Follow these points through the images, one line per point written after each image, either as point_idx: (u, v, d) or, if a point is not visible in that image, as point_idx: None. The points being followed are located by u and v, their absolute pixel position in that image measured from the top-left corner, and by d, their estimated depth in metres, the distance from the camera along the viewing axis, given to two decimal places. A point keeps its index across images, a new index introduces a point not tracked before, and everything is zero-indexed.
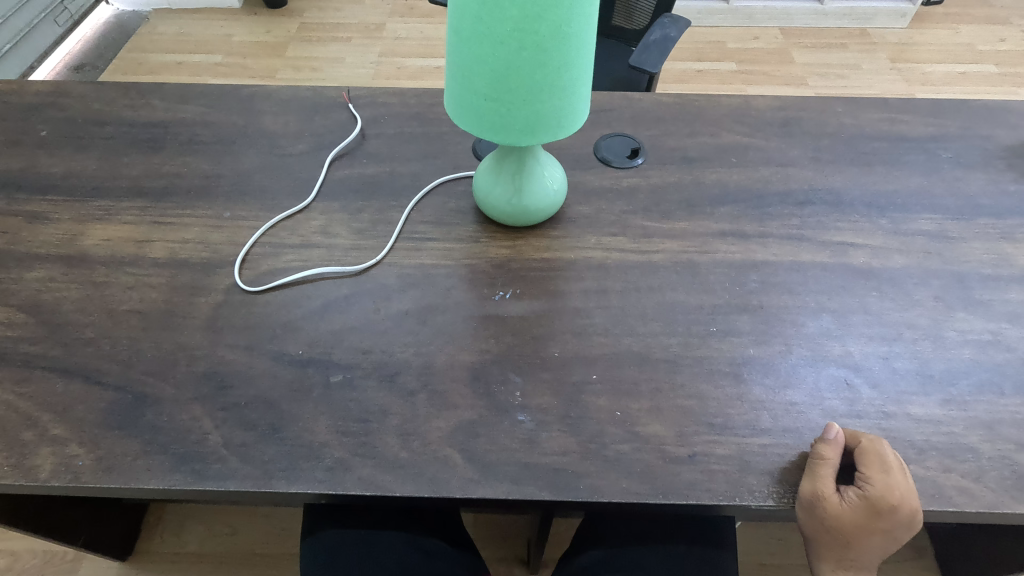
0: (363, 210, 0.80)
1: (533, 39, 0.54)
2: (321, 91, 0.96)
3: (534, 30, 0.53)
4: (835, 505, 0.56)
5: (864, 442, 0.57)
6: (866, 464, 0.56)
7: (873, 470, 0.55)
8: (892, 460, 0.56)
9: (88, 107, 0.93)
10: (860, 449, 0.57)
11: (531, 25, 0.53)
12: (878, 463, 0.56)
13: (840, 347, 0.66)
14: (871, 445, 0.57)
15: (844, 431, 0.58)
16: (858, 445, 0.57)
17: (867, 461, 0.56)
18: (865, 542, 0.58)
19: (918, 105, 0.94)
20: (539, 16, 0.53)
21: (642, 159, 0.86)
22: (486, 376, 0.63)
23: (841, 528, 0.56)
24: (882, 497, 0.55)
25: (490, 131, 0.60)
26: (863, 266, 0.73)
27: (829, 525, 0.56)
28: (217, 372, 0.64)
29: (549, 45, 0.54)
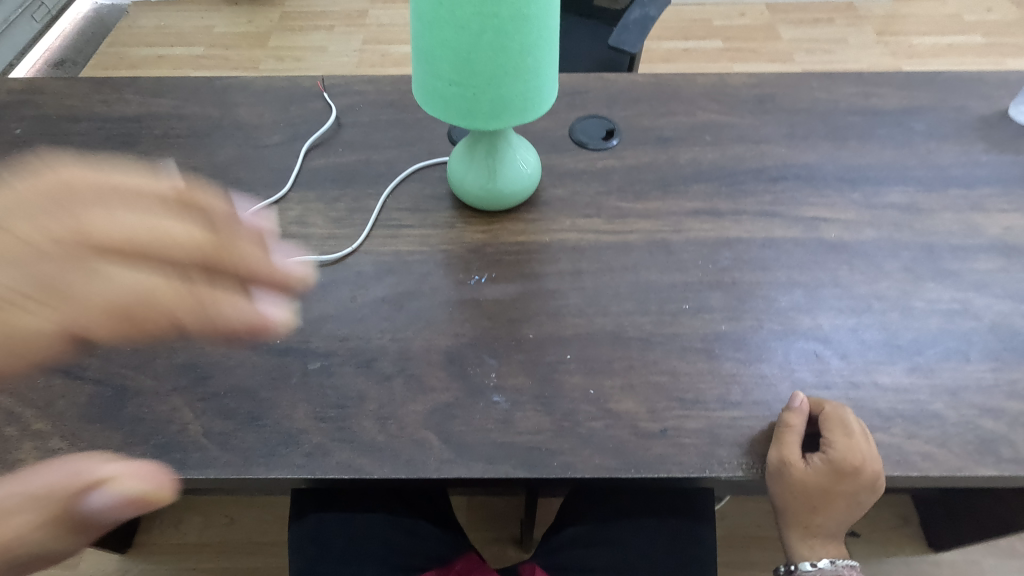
0: (339, 198, 0.80)
1: (493, 23, 0.54)
2: (295, 80, 0.96)
3: (494, 13, 0.53)
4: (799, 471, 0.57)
5: (829, 409, 0.59)
6: (830, 430, 0.57)
7: (835, 435, 0.57)
8: (855, 426, 0.58)
9: (61, 102, 0.93)
10: (824, 416, 0.58)
11: (490, 9, 0.53)
12: (841, 428, 0.57)
13: (810, 320, 0.67)
14: (835, 412, 0.58)
15: (809, 400, 0.60)
16: (822, 412, 0.59)
17: (830, 426, 0.58)
18: (830, 505, 0.60)
19: (893, 78, 0.94)
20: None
21: (617, 140, 0.86)
22: (461, 359, 0.64)
23: (805, 492, 0.59)
24: (844, 461, 0.56)
25: (457, 116, 0.60)
26: (835, 240, 0.74)
27: (794, 489, 0.58)
28: (196, 363, 0.64)
29: (511, 28, 0.54)
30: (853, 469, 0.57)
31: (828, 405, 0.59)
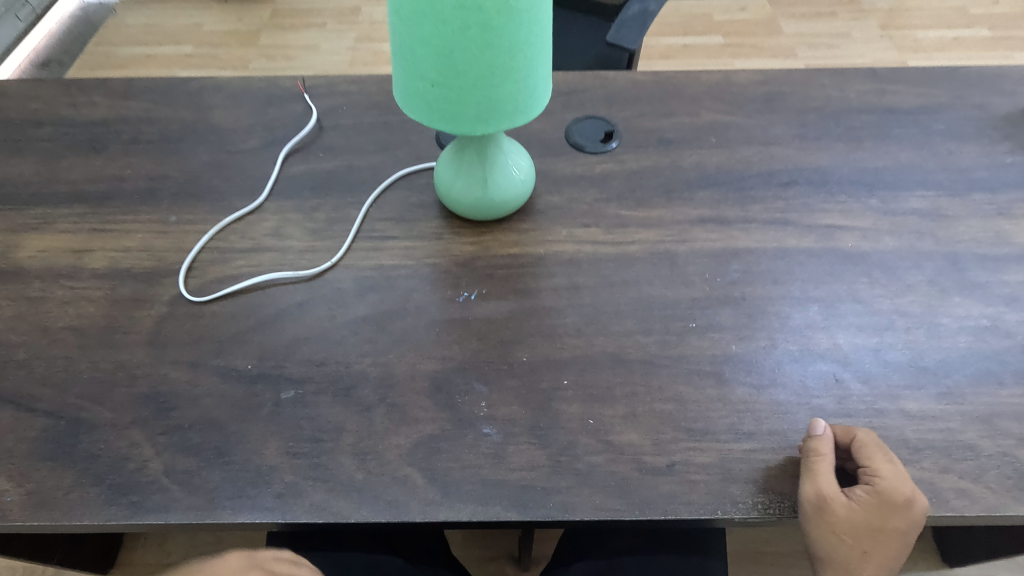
0: (319, 208, 0.74)
1: (478, 17, 0.48)
2: (274, 80, 0.90)
3: (479, 7, 0.48)
4: (841, 506, 0.51)
5: (860, 435, 0.53)
6: (869, 457, 0.52)
7: (877, 462, 0.52)
8: (890, 450, 0.53)
9: (24, 106, 0.87)
10: (858, 443, 0.53)
11: (474, 1, 0.47)
12: (881, 454, 0.52)
13: (828, 339, 0.61)
14: (867, 438, 0.53)
15: (835, 428, 0.54)
16: (854, 440, 0.53)
17: (867, 453, 0.52)
18: (882, 551, 0.52)
19: (909, 74, 0.88)
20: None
21: (616, 143, 0.80)
22: (449, 386, 0.59)
23: (853, 533, 0.52)
24: (890, 491, 0.51)
25: (440, 120, 0.55)
26: (853, 250, 0.68)
27: (840, 531, 0.52)
28: (159, 392, 0.59)
29: (498, 23, 0.49)
30: (902, 501, 0.51)
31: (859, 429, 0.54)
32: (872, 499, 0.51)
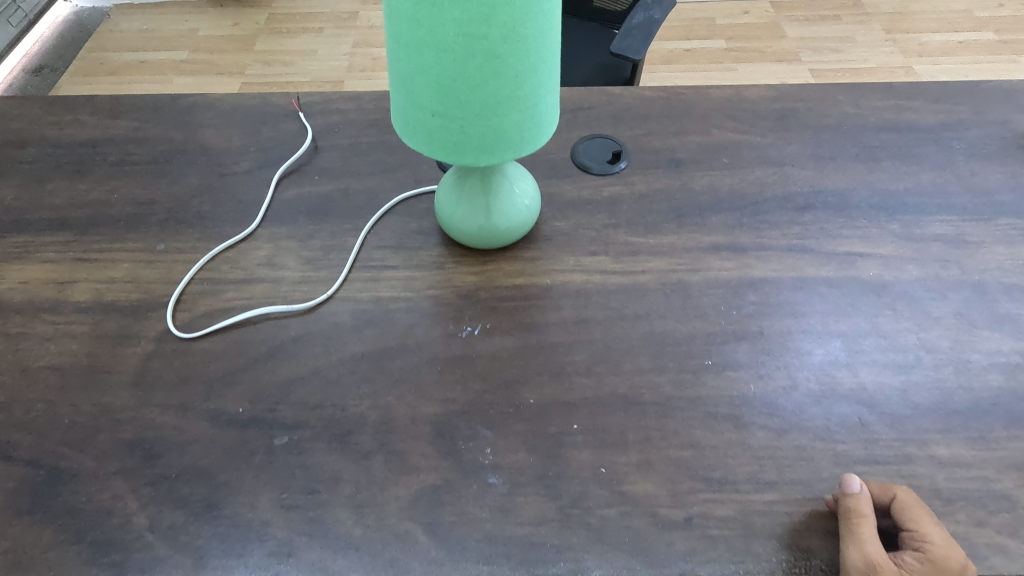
0: (314, 235, 0.71)
1: (482, 45, 0.45)
2: (268, 97, 0.87)
3: (483, 34, 0.44)
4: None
5: (899, 493, 0.50)
6: (914, 519, 0.49)
7: (924, 525, 0.49)
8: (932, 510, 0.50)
9: (7, 125, 0.83)
10: (898, 503, 0.50)
11: (478, 30, 0.44)
12: (925, 516, 0.49)
13: (851, 378, 0.58)
14: (908, 496, 0.50)
15: (874, 486, 0.51)
16: (894, 499, 0.50)
17: (912, 515, 0.49)
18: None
19: (926, 89, 0.85)
20: (487, 17, 0.43)
21: (624, 164, 0.77)
22: (452, 432, 0.56)
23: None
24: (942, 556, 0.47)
25: (441, 150, 0.51)
26: (875, 280, 0.65)
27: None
28: (145, 438, 0.56)
29: (503, 51, 0.45)
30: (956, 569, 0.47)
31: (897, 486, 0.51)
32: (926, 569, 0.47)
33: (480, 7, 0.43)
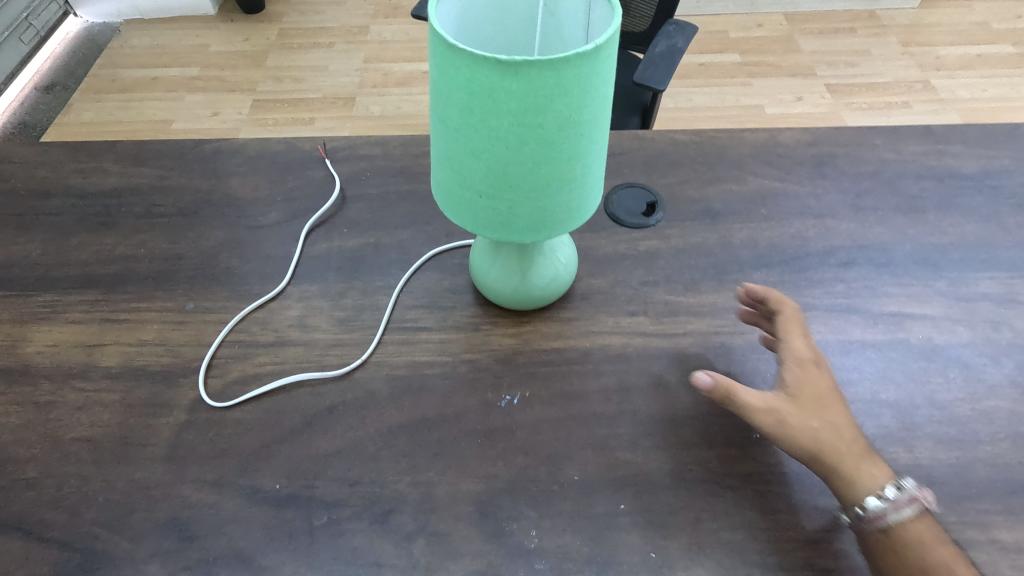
0: (346, 293, 0.70)
1: (537, 133, 0.43)
2: (294, 142, 0.86)
3: (538, 122, 0.42)
4: (786, 397, 0.55)
5: (782, 309, 0.61)
6: (787, 330, 0.59)
7: (794, 334, 0.59)
8: (795, 319, 0.60)
9: (31, 173, 0.82)
10: (782, 317, 0.60)
11: (533, 119, 0.42)
12: (796, 325, 0.59)
13: (905, 454, 0.56)
14: (791, 311, 0.60)
15: (770, 300, 0.61)
16: (782, 312, 0.60)
17: (786, 328, 0.59)
18: (845, 417, 0.55)
19: (966, 133, 0.83)
20: (544, 107, 0.42)
21: (659, 216, 0.75)
22: (495, 512, 0.54)
23: (816, 413, 0.54)
24: (801, 355, 0.57)
25: (487, 229, 0.50)
26: (924, 344, 0.64)
27: (808, 416, 0.54)
28: (181, 518, 0.54)
29: (556, 137, 0.44)
30: (816, 359, 0.58)
31: (775, 309, 0.61)
32: (801, 371, 0.56)
33: (537, 98, 0.41)
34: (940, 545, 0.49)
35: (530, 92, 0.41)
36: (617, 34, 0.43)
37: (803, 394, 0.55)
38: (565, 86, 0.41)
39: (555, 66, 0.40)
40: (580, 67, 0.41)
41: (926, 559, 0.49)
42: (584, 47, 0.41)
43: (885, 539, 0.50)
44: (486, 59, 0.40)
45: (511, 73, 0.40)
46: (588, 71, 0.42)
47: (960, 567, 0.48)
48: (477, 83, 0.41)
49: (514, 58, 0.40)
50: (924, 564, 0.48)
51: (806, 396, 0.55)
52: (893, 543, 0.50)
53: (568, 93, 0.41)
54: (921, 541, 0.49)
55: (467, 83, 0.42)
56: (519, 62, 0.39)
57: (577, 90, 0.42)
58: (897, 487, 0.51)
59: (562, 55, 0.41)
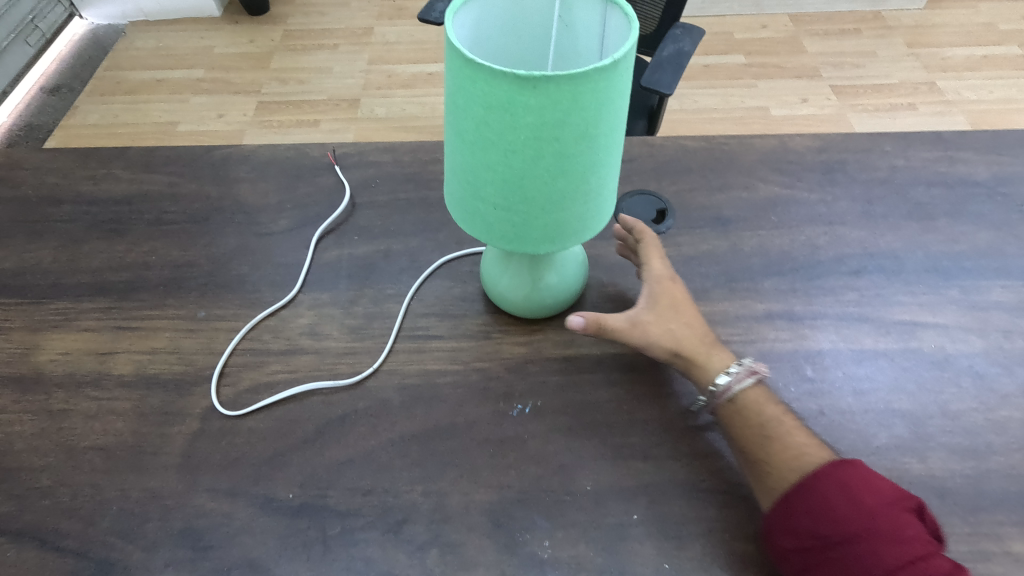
0: (357, 301, 0.70)
1: (553, 146, 0.43)
2: (303, 149, 0.86)
3: (554, 136, 0.43)
4: (647, 308, 0.60)
5: (643, 236, 0.65)
6: (647, 253, 0.64)
7: (652, 257, 0.63)
8: (654, 243, 0.65)
9: (41, 180, 0.82)
10: (643, 242, 0.65)
11: (550, 133, 0.42)
12: (654, 248, 0.64)
13: (919, 464, 0.56)
14: (649, 238, 0.65)
15: (636, 227, 0.65)
16: (642, 238, 0.65)
17: (647, 251, 0.64)
18: (695, 315, 0.61)
19: (977, 139, 0.83)
20: (561, 121, 0.42)
21: (669, 223, 0.75)
22: (508, 522, 0.54)
23: (672, 319, 0.60)
24: (657, 265, 0.63)
25: (501, 240, 0.50)
26: (936, 354, 0.63)
27: (666, 320, 0.60)
28: (195, 527, 0.55)
29: (572, 150, 0.44)
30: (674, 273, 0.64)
31: (637, 236, 0.65)
32: (659, 287, 0.61)
33: (554, 112, 0.41)
34: (773, 404, 0.57)
35: (548, 107, 0.41)
36: (634, 48, 0.43)
37: (661, 305, 0.60)
38: (582, 100, 0.41)
39: (573, 81, 0.40)
40: (597, 81, 0.41)
41: (764, 418, 0.56)
42: (602, 61, 0.41)
43: (730, 407, 0.57)
44: (504, 74, 0.40)
45: (530, 88, 0.40)
46: (606, 85, 0.42)
47: (789, 419, 0.56)
48: (494, 98, 0.41)
49: (532, 74, 0.40)
50: (760, 421, 0.56)
51: (664, 305, 0.60)
52: (737, 410, 0.57)
53: (584, 107, 0.42)
54: (758, 403, 0.57)
55: (485, 97, 0.42)
56: (538, 77, 0.40)
57: (594, 104, 0.42)
58: (737, 364, 0.58)
59: (580, 70, 0.41)
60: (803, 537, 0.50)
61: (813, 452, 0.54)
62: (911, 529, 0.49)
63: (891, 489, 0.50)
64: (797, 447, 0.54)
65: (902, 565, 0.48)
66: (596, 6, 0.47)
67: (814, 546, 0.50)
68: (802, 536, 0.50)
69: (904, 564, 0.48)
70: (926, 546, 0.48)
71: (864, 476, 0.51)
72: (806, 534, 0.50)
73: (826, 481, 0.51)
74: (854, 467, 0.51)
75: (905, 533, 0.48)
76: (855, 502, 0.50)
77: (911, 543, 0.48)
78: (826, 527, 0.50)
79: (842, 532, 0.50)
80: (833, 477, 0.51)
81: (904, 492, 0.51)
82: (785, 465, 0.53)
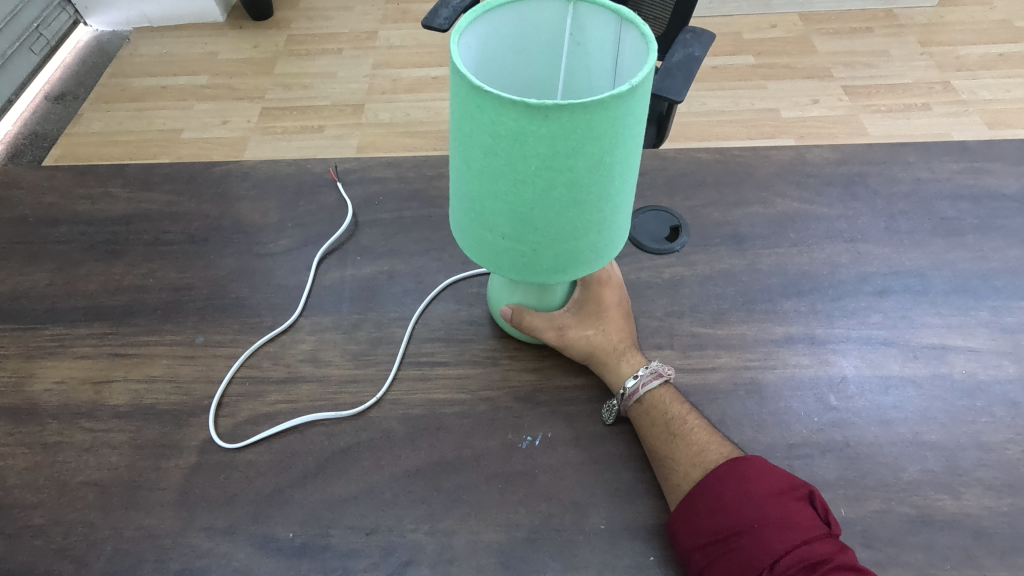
0: (359, 325, 0.67)
1: (566, 177, 0.41)
2: (305, 165, 0.83)
3: (567, 166, 0.40)
4: (570, 312, 0.63)
5: None
6: None
7: None
8: None
9: (38, 200, 0.80)
10: None
11: (563, 163, 0.40)
12: None
13: (952, 501, 0.53)
14: None
15: None
16: None
17: None
18: (620, 320, 0.63)
19: (1003, 149, 0.79)
20: (574, 151, 0.40)
21: (683, 241, 0.72)
22: (519, 564, 0.52)
23: (592, 324, 0.62)
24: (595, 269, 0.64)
25: (510, 269, 0.48)
26: (967, 380, 0.60)
27: (586, 324, 0.62)
28: (192, 569, 0.52)
29: (586, 180, 0.42)
30: (618, 282, 0.66)
31: None
32: (588, 290, 0.64)
33: (566, 142, 0.39)
34: (679, 404, 0.59)
35: (560, 137, 0.39)
36: (652, 71, 0.40)
37: (585, 309, 0.63)
38: (597, 129, 0.39)
39: (587, 110, 0.38)
40: (613, 109, 0.39)
41: (670, 417, 0.58)
42: (618, 87, 0.38)
43: (639, 408, 0.58)
44: (513, 103, 0.37)
45: (541, 117, 0.38)
46: (622, 112, 0.39)
47: (693, 418, 0.58)
48: (503, 127, 0.39)
49: (544, 103, 0.37)
50: (665, 421, 0.57)
51: (587, 310, 0.63)
52: (645, 409, 0.58)
53: (599, 136, 0.39)
54: (664, 404, 0.58)
55: (492, 127, 0.39)
56: (549, 107, 0.37)
57: (610, 132, 0.40)
58: (645, 367, 0.60)
59: (595, 97, 0.38)
60: (701, 534, 0.50)
61: (713, 449, 0.55)
62: (799, 514, 0.50)
63: (780, 479, 0.52)
64: (697, 443, 0.55)
65: (791, 550, 0.49)
66: (609, 23, 0.45)
67: (711, 540, 0.50)
68: (700, 533, 0.51)
69: (792, 548, 0.49)
70: (814, 529, 0.49)
71: (756, 468, 0.52)
72: (703, 529, 0.51)
73: (720, 477, 0.53)
74: (746, 461, 0.53)
75: (793, 518, 0.50)
76: (746, 494, 0.52)
77: (798, 528, 0.49)
78: (721, 521, 0.51)
79: (735, 524, 0.51)
80: (727, 472, 0.53)
81: (795, 482, 0.52)
82: (686, 460, 0.55)
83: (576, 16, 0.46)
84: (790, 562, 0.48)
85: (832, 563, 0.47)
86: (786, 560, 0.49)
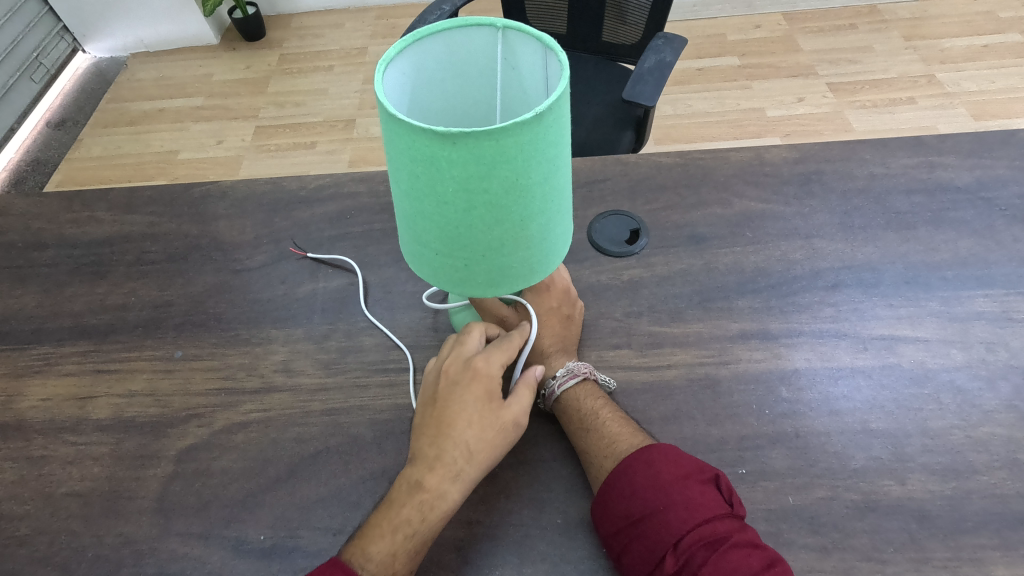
0: (330, 335, 0.70)
1: (483, 198, 0.43)
2: (281, 183, 0.86)
3: (484, 188, 0.43)
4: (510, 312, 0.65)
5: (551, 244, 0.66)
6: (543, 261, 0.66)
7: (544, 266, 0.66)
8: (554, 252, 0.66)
9: (28, 226, 0.84)
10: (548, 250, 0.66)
11: (478, 185, 0.42)
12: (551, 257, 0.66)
13: (898, 486, 0.55)
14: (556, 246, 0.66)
15: None
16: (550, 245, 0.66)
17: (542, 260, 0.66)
18: (557, 326, 0.65)
19: (958, 142, 0.81)
20: (487, 173, 0.42)
21: (641, 243, 0.75)
22: (478, 559, 0.54)
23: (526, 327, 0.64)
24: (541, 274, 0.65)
25: (446, 282, 0.51)
26: (915, 369, 0.62)
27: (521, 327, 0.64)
28: (169, 572, 0.55)
29: (505, 202, 0.44)
30: (563, 288, 0.67)
31: None
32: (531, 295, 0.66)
33: (479, 165, 0.41)
34: (594, 399, 0.61)
35: (472, 161, 0.41)
36: (561, 99, 0.42)
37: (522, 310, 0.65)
38: (506, 153, 0.41)
39: (493, 137, 0.40)
40: (520, 135, 0.41)
41: (584, 412, 0.60)
42: (524, 115, 0.40)
43: (558, 408, 0.61)
44: (423, 131, 0.40)
45: (450, 143, 0.40)
46: (530, 137, 0.41)
47: (606, 411, 0.60)
48: (418, 151, 0.41)
49: (451, 131, 0.39)
50: (581, 416, 0.60)
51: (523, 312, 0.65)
52: (562, 409, 0.61)
53: (510, 160, 0.41)
54: (579, 401, 0.61)
55: (411, 151, 0.42)
56: (456, 134, 0.39)
57: (520, 156, 0.42)
58: (564, 367, 0.63)
59: (501, 124, 0.40)
60: (616, 520, 0.53)
61: (625, 438, 0.58)
62: (702, 496, 0.52)
63: (688, 464, 0.54)
64: (610, 435, 0.58)
65: (694, 529, 0.51)
66: (534, 50, 0.46)
67: (624, 525, 0.52)
68: (615, 519, 0.53)
69: (695, 527, 0.51)
70: (717, 509, 0.51)
71: (665, 454, 0.55)
72: (616, 515, 0.53)
73: (631, 464, 0.55)
74: (656, 448, 0.56)
75: (698, 499, 0.52)
76: (655, 478, 0.54)
77: (701, 508, 0.52)
78: (633, 506, 0.53)
79: (646, 507, 0.53)
80: (639, 459, 0.55)
81: (702, 466, 0.54)
82: (599, 451, 0.57)
83: (507, 42, 0.48)
84: (694, 540, 0.51)
85: (730, 541, 0.49)
86: (690, 538, 0.51)
